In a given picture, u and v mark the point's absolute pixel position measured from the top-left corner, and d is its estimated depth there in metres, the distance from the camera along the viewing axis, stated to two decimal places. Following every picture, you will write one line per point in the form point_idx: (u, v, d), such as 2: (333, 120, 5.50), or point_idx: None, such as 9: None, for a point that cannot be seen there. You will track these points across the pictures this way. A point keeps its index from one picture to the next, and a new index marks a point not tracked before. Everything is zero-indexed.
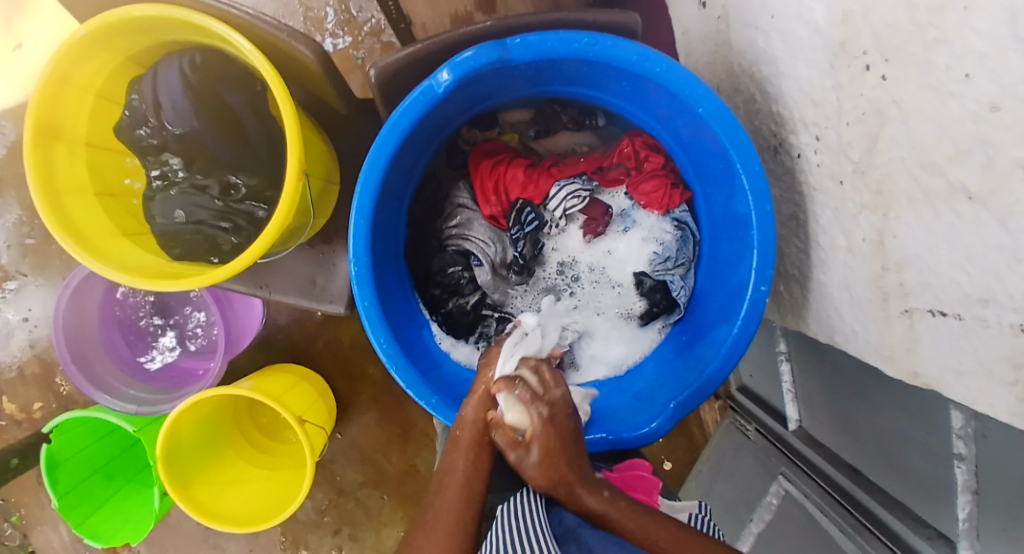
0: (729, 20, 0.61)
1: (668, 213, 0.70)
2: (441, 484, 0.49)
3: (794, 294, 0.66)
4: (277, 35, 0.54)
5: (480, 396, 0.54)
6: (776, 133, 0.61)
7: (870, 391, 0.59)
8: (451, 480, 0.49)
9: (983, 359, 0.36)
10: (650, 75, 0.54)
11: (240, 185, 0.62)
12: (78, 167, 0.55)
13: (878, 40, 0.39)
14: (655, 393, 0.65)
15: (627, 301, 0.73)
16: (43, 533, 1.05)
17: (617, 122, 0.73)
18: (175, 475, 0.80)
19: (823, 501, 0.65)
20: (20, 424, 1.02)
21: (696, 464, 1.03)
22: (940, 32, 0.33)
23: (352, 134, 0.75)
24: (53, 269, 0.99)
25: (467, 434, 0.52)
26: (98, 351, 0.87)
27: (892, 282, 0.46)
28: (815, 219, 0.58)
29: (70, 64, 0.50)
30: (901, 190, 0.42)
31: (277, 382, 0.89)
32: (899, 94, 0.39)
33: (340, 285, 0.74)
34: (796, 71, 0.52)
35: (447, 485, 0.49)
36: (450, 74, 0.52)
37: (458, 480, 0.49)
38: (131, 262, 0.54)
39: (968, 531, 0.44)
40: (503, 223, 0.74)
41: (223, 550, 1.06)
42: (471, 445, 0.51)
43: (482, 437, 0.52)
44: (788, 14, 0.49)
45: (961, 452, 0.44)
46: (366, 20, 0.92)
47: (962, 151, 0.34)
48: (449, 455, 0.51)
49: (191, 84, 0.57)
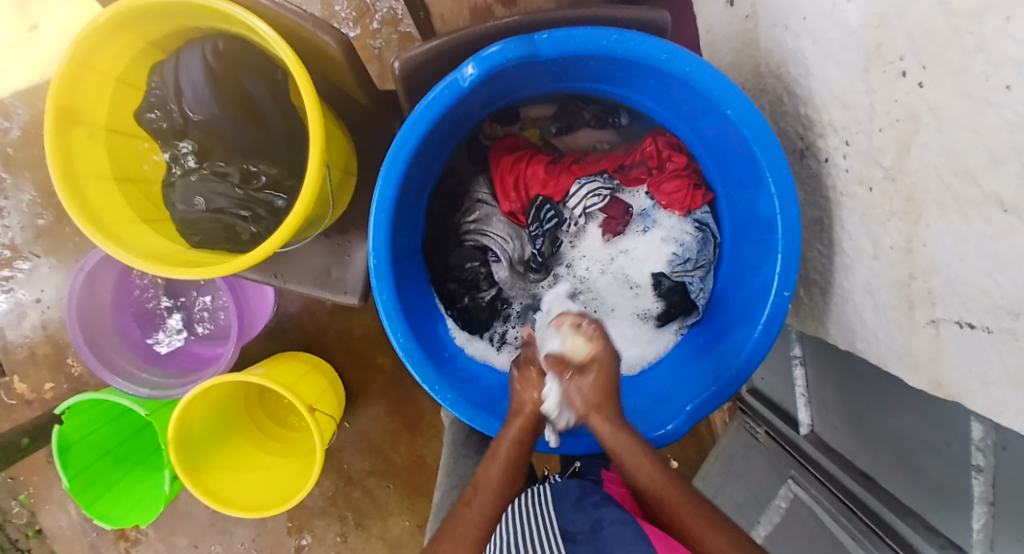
0: (757, 19, 0.60)
1: (689, 214, 0.70)
2: (475, 487, 0.52)
3: (814, 298, 0.66)
4: (302, 24, 0.53)
5: (524, 416, 0.55)
6: (802, 136, 0.60)
7: (890, 401, 0.58)
8: (486, 486, 0.52)
9: (1011, 373, 0.36)
10: (678, 74, 0.53)
11: (260, 172, 0.62)
12: (98, 152, 0.55)
13: (914, 45, 0.38)
14: (672, 396, 0.65)
15: (644, 302, 0.72)
16: (52, 512, 1.07)
17: (641, 121, 0.72)
18: (186, 459, 0.81)
19: (834, 506, 0.65)
20: (31, 404, 1.03)
21: (702, 466, 1.03)
22: (979, 40, 0.32)
23: (369, 125, 0.75)
24: (66, 252, 1.00)
25: (509, 444, 0.54)
26: (109, 333, 0.88)
27: (920, 290, 0.45)
28: (840, 223, 0.57)
29: (93, 46, 0.50)
30: (932, 199, 0.41)
31: (288, 370, 0.89)
32: (935, 101, 0.38)
33: (355, 276, 0.74)
34: (828, 75, 0.51)
35: (481, 491, 0.51)
36: (474, 69, 0.51)
37: (491, 487, 0.52)
38: (149, 249, 0.54)
39: (982, 542, 0.44)
40: (522, 220, 0.73)
41: (229, 534, 1.07)
42: (510, 455, 0.53)
43: (523, 451, 0.54)
44: (821, 16, 0.48)
45: (979, 463, 0.44)
46: (382, 9, 0.91)
47: (997, 160, 0.33)
48: (485, 463, 0.53)
49: (213, 71, 0.57)
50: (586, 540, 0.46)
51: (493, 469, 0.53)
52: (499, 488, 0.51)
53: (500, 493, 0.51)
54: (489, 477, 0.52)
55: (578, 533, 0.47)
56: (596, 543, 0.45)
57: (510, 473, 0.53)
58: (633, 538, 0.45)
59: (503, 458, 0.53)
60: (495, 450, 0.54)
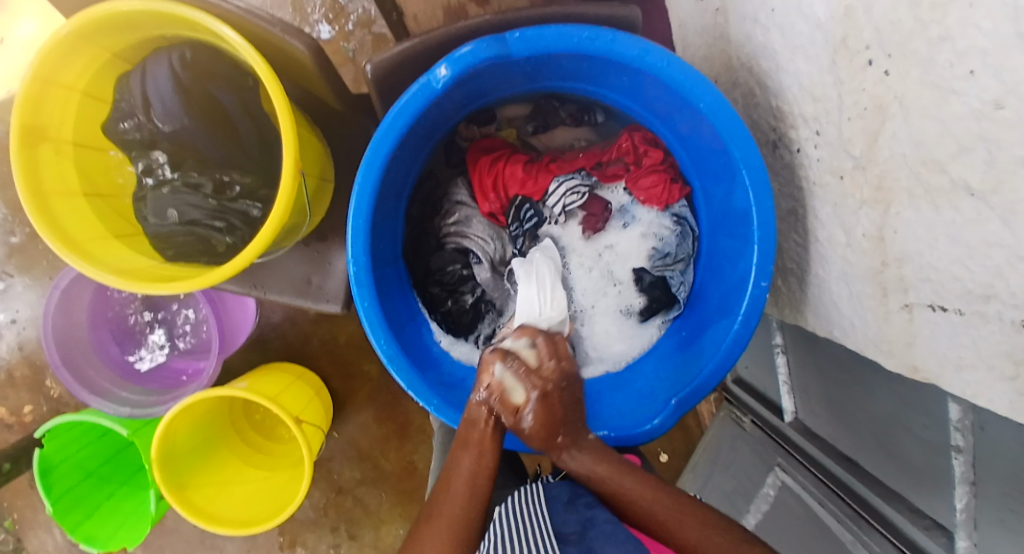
0: (727, 14, 0.61)
1: (667, 209, 0.70)
2: (449, 478, 0.50)
3: (792, 288, 0.67)
4: (270, 31, 0.53)
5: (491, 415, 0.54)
6: (775, 127, 0.61)
7: (867, 385, 0.59)
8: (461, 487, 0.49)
9: (984, 355, 0.37)
10: (650, 71, 0.53)
11: (234, 182, 0.61)
12: (66, 168, 0.54)
13: (880, 35, 0.39)
14: (656, 391, 0.65)
15: (626, 297, 0.71)
16: (37, 536, 1.04)
17: (616, 117, 0.73)
18: (171, 477, 0.79)
19: (820, 492, 0.66)
20: (10, 427, 1.00)
21: (692, 456, 1.04)
22: (942, 29, 0.33)
23: (345, 131, 0.74)
24: (40, 270, 0.98)
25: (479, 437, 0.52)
26: (87, 350, 0.86)
27: (892, 277, 0.46)
28: (814, 214, 0.58)
29: (56, 62, 0.49)
30: (901, 187, 0.42)
31: (271, 382, 0.88)
32: (901, 91, 0.39)
33: (336, 284, 0.73)
34: (797, 67, 0.51)
35: (455, 480, 0.49)
36: (448, 70, 0.51)
37: (463, 477, 0.50)
38: (123, 265, 0.53)
39: (965, 522, 0.45)
40: (502, 221, 0.74)
41: (220, 550, 1.06)
42: (478, 446, 0.52)
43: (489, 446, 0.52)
44: (789, 8, 0.49)
45: (959, 444, 0.45)
46: (355, 10, 0.91)
47: (963, 148, 0.34)
48: (455, 454, 0.52)
49: (182, 83, 0.55)
50: (576, 540, 0.46)
51: (463, 464, 0.50)
52: (472, 482, 0.49)
53: (471, 482, 0.49)
54: (460, 473, 0.50)
55: (569, 532, 0.47)
56: (585, 544, 0.45)
57: (478, 466, 0.50)
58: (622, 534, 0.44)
59: (474, 449, 0.51)
60: (465, 439, 0.52)
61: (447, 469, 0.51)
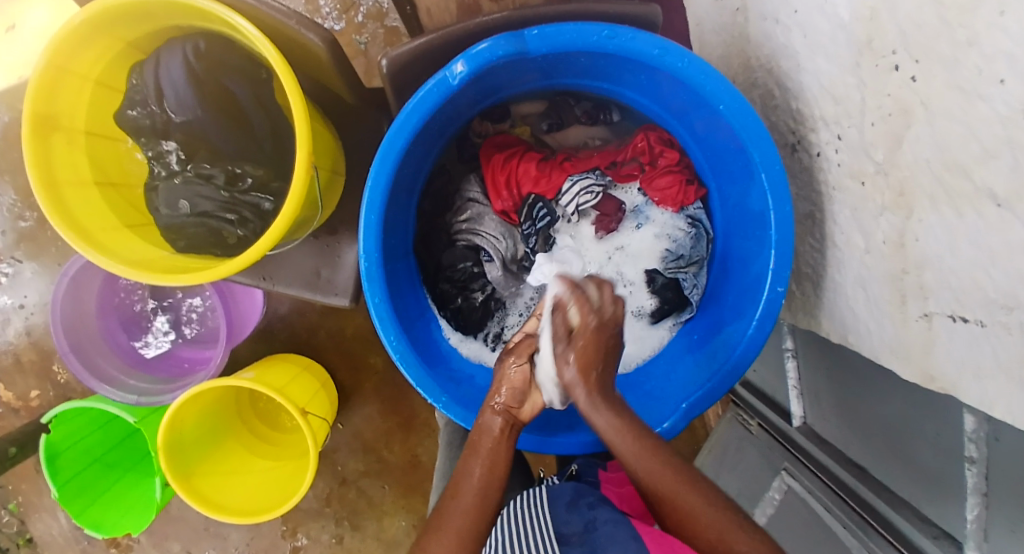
0: (747, 12, 0.60)
1: (681, 210, 0.70)
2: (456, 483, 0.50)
3: (806, 293, 0.66)
4: (285, 22, 0.52)
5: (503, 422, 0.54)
6: (794, 130, 0.60)
7: (880, 390, 0.58)
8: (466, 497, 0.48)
9: (1004, 366, 0.36)
10: (669, 70, 0.52)
11: (246, 175, 0.61)
12: (78, 159, 0.54)
13: (906, 38, 0.38)
14: (668, 393, 0.64)
15: (638, 299, 0.72)
16: (42, 520, 1.05)
17: (632, 117, 0.72)
18: (177, 465, 0.80)
19: (827, 497, 0.66)
20: (18, 412, 1.01)
21: (699, 457, 1.04)
22: (971, 32, 0.32)
23: (356, 124, 0.74)
24: (49, 256, 0.98)
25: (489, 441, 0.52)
26: (95, 338, 0.86)
27: (912, 284, 0.45)
28: (832, 218, 0.57)
29: (69, 50, 0.49)
30: (924, 193, 0.41)
31: (279, 373, 0.88)
32: (927, 95, 0.38)
33: (345, 277, 0.73)
34: (818, 68, 0.50)
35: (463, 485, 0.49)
36: (464, 66, 0.50)
37: (473, 486, 0.49)
38: (133, 256, 0.53)
39: (975, 532, 0.44)
40: (514, 219, 0.73)
41: (224, 538, 1.06)
42: (489, 452, 0.51)
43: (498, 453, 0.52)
44: (811, 8, 0.48)
45: (972, 454, 0.44)
46: (367, 3, 0.90)
47: (990, 155, 0.33)
48: (465, 460, 0.51)
49: (194, 73, 0.55)
50: (580, 541, 0.46)
51: (475, 473, 0.50)
52: (481, 493, 0.49)
53: (481, 490, 0.49)
54: (471, 482, 0.49)
55: (574, 535, 0.47)
56: (590, 544, 0.45)
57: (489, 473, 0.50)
58: (626, 538, 0.44)
59: (484, 456, 0.51)
60: (476, 446, 0.52)
61: (457, 475, 0.50)
